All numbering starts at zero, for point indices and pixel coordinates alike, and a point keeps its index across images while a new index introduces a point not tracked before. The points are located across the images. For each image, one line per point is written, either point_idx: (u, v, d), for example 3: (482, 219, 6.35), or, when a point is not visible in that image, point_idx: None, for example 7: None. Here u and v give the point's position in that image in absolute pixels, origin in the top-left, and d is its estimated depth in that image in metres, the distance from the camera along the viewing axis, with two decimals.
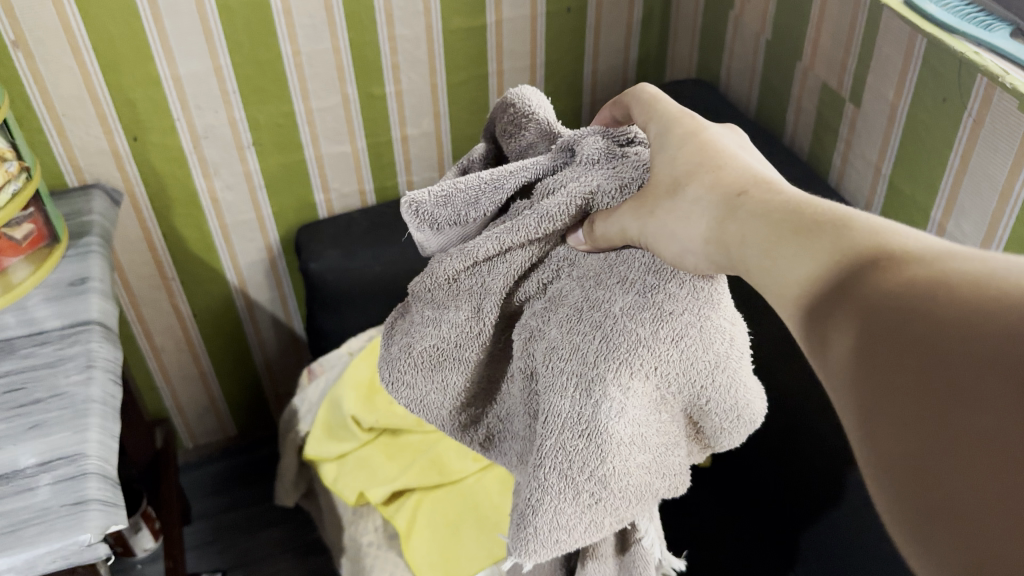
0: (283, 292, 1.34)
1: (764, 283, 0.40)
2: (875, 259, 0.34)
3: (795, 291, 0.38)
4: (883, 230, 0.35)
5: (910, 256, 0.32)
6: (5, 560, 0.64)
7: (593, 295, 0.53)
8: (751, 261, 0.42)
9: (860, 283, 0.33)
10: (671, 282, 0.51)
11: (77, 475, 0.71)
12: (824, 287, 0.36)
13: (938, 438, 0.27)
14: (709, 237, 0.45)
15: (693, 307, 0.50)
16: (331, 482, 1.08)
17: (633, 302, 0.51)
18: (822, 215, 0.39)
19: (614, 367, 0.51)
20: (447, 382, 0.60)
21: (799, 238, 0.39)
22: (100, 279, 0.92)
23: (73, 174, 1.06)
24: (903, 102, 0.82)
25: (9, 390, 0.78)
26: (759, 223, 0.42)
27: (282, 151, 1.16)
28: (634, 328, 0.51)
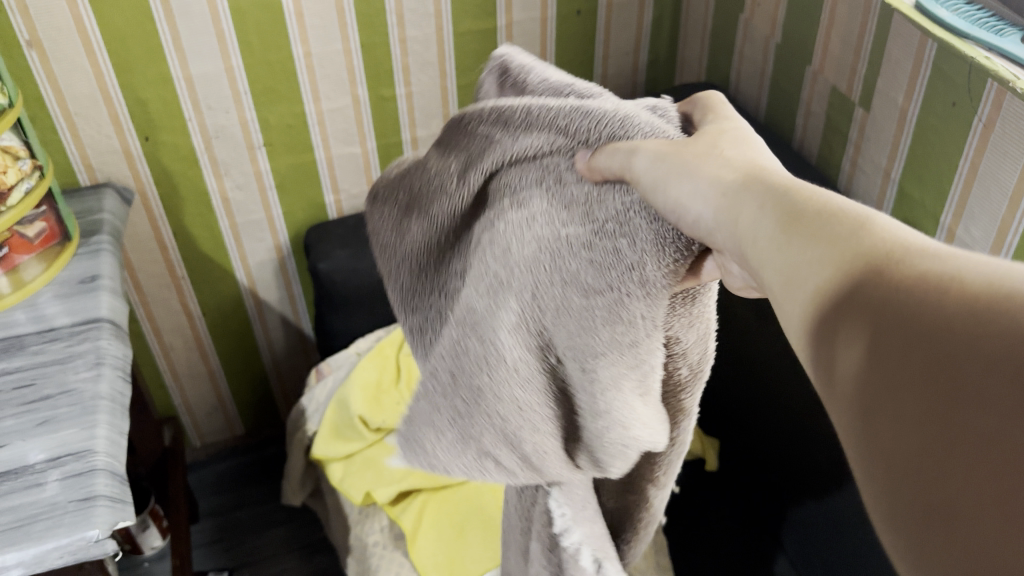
0: (292, 292, 1.35)
1: (772, 261, 0.38)
2: (889, 252, 0.32)
3: (808, 275, 0.35)
4: (904, 231, 0.33)
5: (930, 257, 0.31)
6: (14, 555, 0.64)
7: (557, 212, 0.51)
8: (758, 240, 0.39)
9: (875, 277, 0.32)
10: (630, 236, 0.49)
11: (86, 471, 0.71)
12: (839, 276, 0.33)
13: (938, 443, 0.27)
14: (727, 189, 0.42)
15: (627, 275, 0.49)
16: (337, 482, 1.09)
17: (584, 234, 0.50)
18: (842, 208, 0.36)
19: (524, 288, 0.52)
20: (409, 235, 0.56)
21: (815, 225, 0.36)
22: (110, 277, 0.93)
23: (85, 173, 1.07)
24: (913, 106, 0.82)
25: (19, 386, 0.79)
26: (775, 205, 0.39)
27: (292, 152, 1.17)
28: (565, 261, 0.51)
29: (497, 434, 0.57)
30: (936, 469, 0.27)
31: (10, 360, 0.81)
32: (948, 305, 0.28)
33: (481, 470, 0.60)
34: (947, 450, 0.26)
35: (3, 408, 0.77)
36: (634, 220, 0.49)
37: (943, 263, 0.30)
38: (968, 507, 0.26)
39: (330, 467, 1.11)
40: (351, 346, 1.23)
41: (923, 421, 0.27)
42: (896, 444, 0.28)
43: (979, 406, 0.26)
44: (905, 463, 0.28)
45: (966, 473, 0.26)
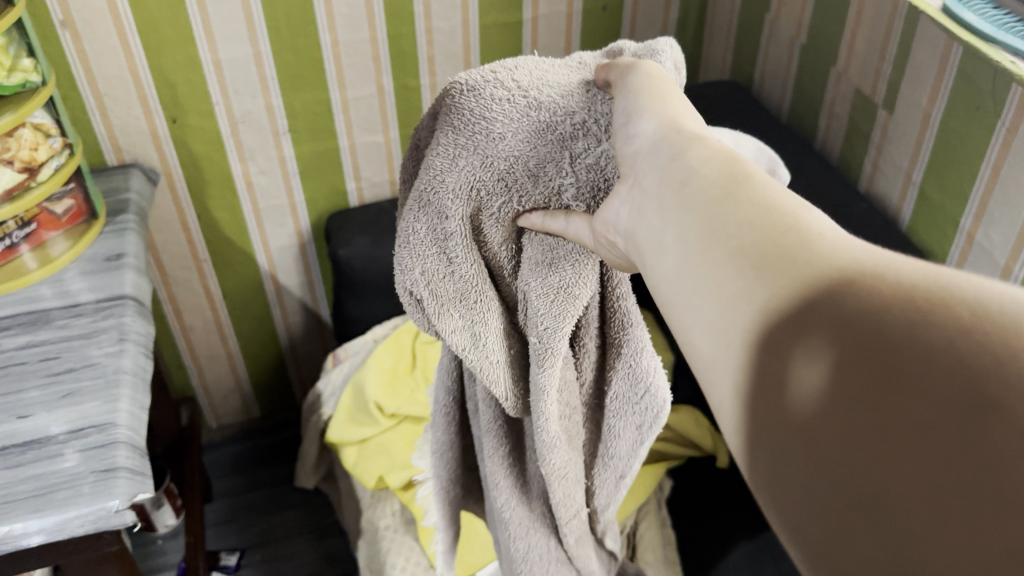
0: (312, 278, 1.36)
1: (701, 219, 0.37)
2: (829, 252, 0.32)
3: (731, 228, 0.36)
4: (841, 237, 0.34)
5: (874, 265, 0.31)
6: (37, 522, 0.66)
7: (513, 71, 0.51)
8: (691, 203, 0.39)
9: (833, 279, 0.31)
10: (519, 115, 0.50)
11: (107, 444, 0.73)
12: (783, 262, 0.33)
13: (858, 456, 0.27)
14: (669, 129, 0.44)
15: (481, 131, 0.50)
16: (351, 466, 1.10)
17: (499, 87, 0.50)
18: (770, 195, 0.36)
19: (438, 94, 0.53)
20: None
21: (756, 204, 0.36)
22: (135, 255, 0.94)
23: (112, 153, 1.09)
24: (937, 109, 0.82)
25: (44, 358, 0.80)
26: (717, 171, 0.39)
27: (316, 138, 1.18)
28: (458, 93, 0.50)
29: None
30: (847, 478, 0.27)
31: (36, 333, 0.83)
32: (894, 315, 0.28)
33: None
34: (867, 464, 0.27)
35: (27, 379, 0.78)
36: (539, 110, 0.50)
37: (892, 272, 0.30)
38: (877, 522, 0.26)
39: (344, 451, 1.12)
40: (368, 333, 1.25)
41: (846, 426, 0.28)
42: (815, 440, 0.29)
43: (912, 428, 0.26)
44: (831, 471, 0.28)
45: (900, 504, 0.26)
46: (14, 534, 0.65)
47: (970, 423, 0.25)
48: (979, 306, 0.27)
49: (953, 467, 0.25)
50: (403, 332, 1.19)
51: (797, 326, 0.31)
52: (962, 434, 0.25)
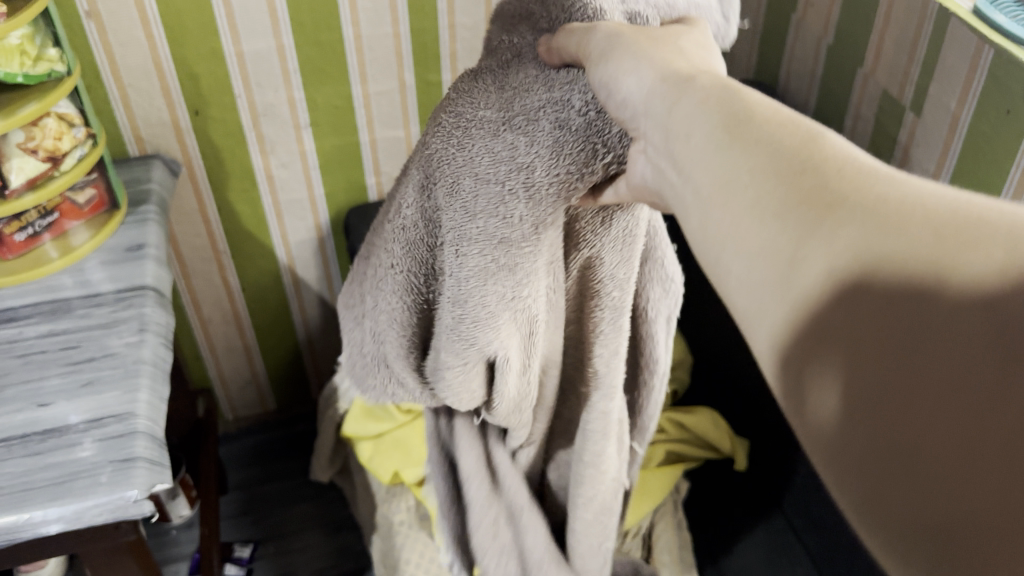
0: (330, 272, 1.36)
1: (716, 170, 0.36)
2: (843, 174, 0.32)
3: (744, 180, 0.34)
4: (852, 151, 0.33)
5: (884, 181, 0.31)
6: (56, 510, 0.66)
7: (492, 105, 0.52)
8: (698, 140, 0.38)
9: (853, 195, 0.31)
10: (528, 140, 0.50)
11: (126, 433, 0.73)
12: (802, 186, 0.32)
13: (897, 398, 0.27)
14: (663, 76, 0.41)
15: (514, 184, 0.51)
16: (366, 460, 1.10)
17: (496, 134, 0.51)
18: (777, 126, 0.35)
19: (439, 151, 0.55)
20: None
21: (763, 126, 0.35)
22: (156, 246, 0.94)
23: (134, 144, 1.09)
24: (966, 111, 0.81)
25: (65, 347, 0.81)
26: (718, 105, 0.38)
27: (337, 132, 1.18)
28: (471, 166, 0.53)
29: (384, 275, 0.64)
30: (880, 425, 0.27)
31: (57, 322, 0.83)
32: (902, 245, 0.28)
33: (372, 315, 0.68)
34: (908, 405, 0.27)
35: (48, 368, 0.79)
36: (541, 117, 0.49)
37: (904, 187, 0.30)
38: (911, 469, 0.26)
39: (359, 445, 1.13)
40: None
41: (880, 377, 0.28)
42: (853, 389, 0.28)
43: (947, 375, 0.26)
44: (863, 420, 0.28)
45: (933, 450, 0.26)
46: (33, 521, 0.66)
47: (1002, 345, 0.25)
48: (1008, 245, 0.27)
49: (990, 415, 0.25)
50: None
51: (828, 276, 0.30)
52: (1001, 372, 0.25)
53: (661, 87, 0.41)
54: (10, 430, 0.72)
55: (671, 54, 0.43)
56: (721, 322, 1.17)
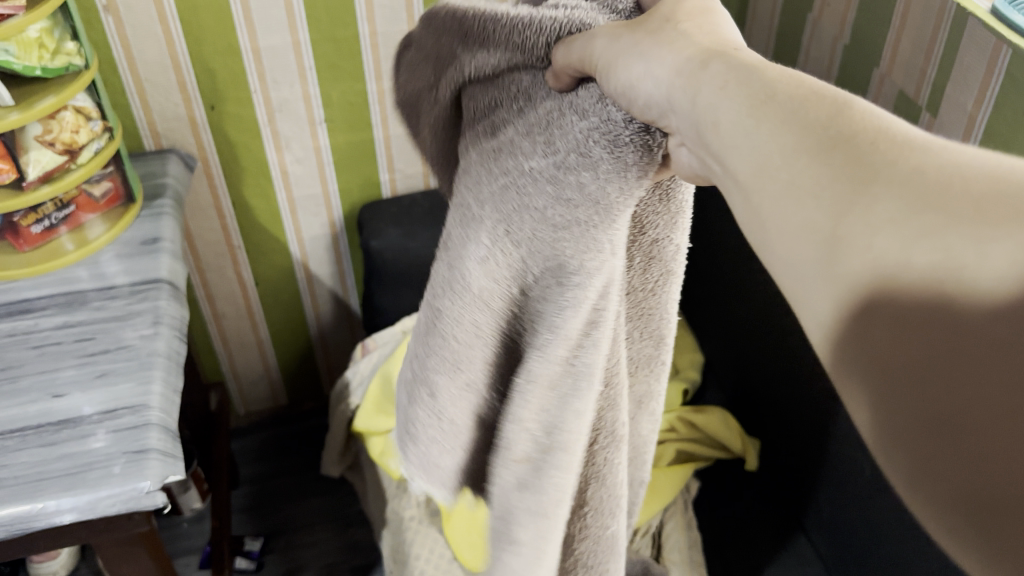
0: (343, 268, 1.37)
1: (748, 154, 0.35)
2: (876, 145, 0.31)
3: (774, 161, 0.33)
4: (883, 117, 0.32)
5: (919, 149, 0.30)
6: (70, 500, 0.67)
7: (523, 146, 0.49)
8: (723, 118, 0.36)
9: (890, 165, 0.30)
10: (585, 171, 0.47)
11: (140, 425, 0.73)
12: (833, 160, 0.31)
13: (943, 367, 0.27)
14: (681, 69, 0.40)
15: (590, 212, 0.48)
16: (377, 456, 1.11)
17: (547, 170, 0.48)
18: (805, 96, 0.34)
19: (495, 215, 0.51)
20: (427, 138, 0.60)
21: (790, 102, 0.34)
22: (171, 240, 0.95)
23: (150, 138, 1.10)
24: (983, 111, 0.80)
25: (79, 339, 0.81)
26: (738, 85, 0.36)
27: (352, 128, 1.18)
28: (536, 210, 0.49)
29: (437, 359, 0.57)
30: (923, 404, 0.27)
31: (72, 314, 0.84)
32: (940, 217, 0.28)
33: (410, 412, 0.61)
34: (951, 379, 0.27)
35: (63, 359, 0.79)
36: (590, 142, 0.46)
37: (942, 157, 0.29)
38: (956, 447, 0.26)
39: (371, 440, 1.14)
40: (396, 324, 1.25)
41: (928, 352, 0.27)
42: (896, 360, 0.28)
43: (986, 351, 0.26)
44: (905, 398, 0.28)
45: (978, 426, 0.26)
46: (46, 511, 0.66)
47: None
48: None
49: None
50: None
51: (869, 254, 0.29)
52: None
53: (677, 81, 0.40)
54: (24, 421, 0.73)
55: (684, 36, 0.42)
56: (736, 322, 1.17)
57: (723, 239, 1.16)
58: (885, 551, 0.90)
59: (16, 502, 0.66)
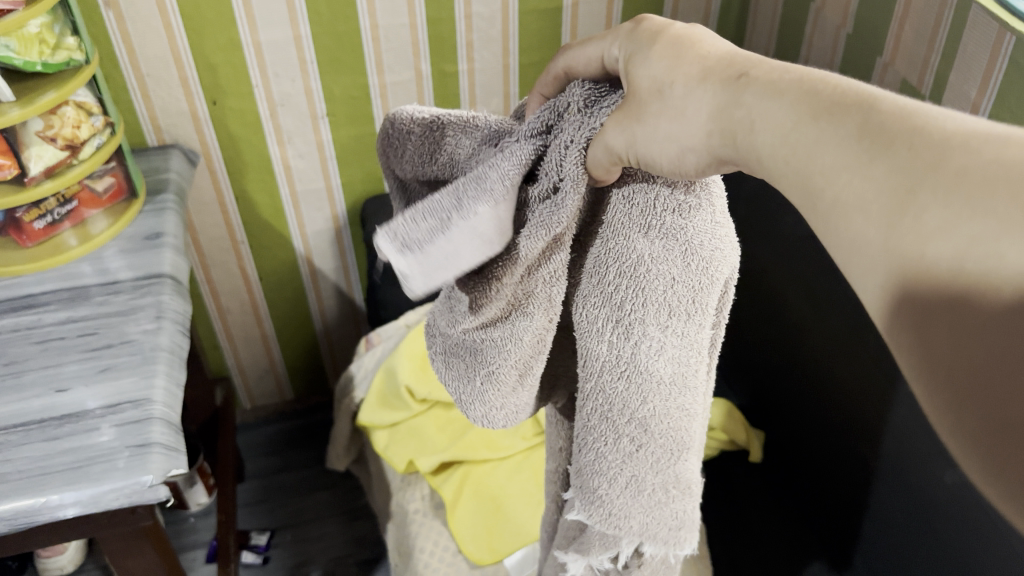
0: (347, 263, 1.37)
1: (794, 183, 0.35)
2: (914, 149, 0.30)
3: (818, 180, 0.33)
4: (912, 110, 0.31)
5: (956, 146, 0.29)
6: (72, 494, 0.67)
7: (617, 245, 0.45)
8: (763, 149, 0.36)
9: (930, 171, 0.29)
10: (694, 214, 0.45)
11: (143, 419, 0.73)
12: (873, 172, 0.31)
13: (1005, 359, 0.26)
14: (711, 129, 0.38)
15: (712, 234, 0.46)
16: (381, 449, 1.12)
17: (662, 246, 0.45)
18: (832, 100, 0.34)
19: (657, 308, 0.46)
20: (530, 380, 0.52)
21: (820, 122, 0.33)
22: (173, 235, 0.95)
23: (153, 134, 1.10)
24: (987, 99, 0.80)
25: (83, 334, 0.81)
26: (768, 127, 0.35)
27: (353, 123, 1.18)
28: (679, 275, 0.46)
29: (665, 454, 0.53)
30: (997, 401, 0.26)
31: (75, 310, 0.84)
32: (990, 224, 0.27)
33: (661, 513, 0.56)
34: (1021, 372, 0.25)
35: (66, 354, 0.79)
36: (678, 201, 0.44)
37: (982, 155, 0.28)
38: None
39: (375, 434, 1.14)
40: (400, 318, 1.25)
41: (991, 343, 0.26)
42: (960, 360, 0.27)
43: None
44: (978, 396, 0.27)
45: None
46: (49, 505, 0.67)
47: None
48: None
49: None
50: None
51: (922, 257, 0.29)
52: None
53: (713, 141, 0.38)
54: (27, 415, 0.73)
55: (697, 44, 0.41)
56: (749, 311, 1.17)
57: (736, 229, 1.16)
58: (890, 541, 0.90)
59: (20, 497, 0.66)
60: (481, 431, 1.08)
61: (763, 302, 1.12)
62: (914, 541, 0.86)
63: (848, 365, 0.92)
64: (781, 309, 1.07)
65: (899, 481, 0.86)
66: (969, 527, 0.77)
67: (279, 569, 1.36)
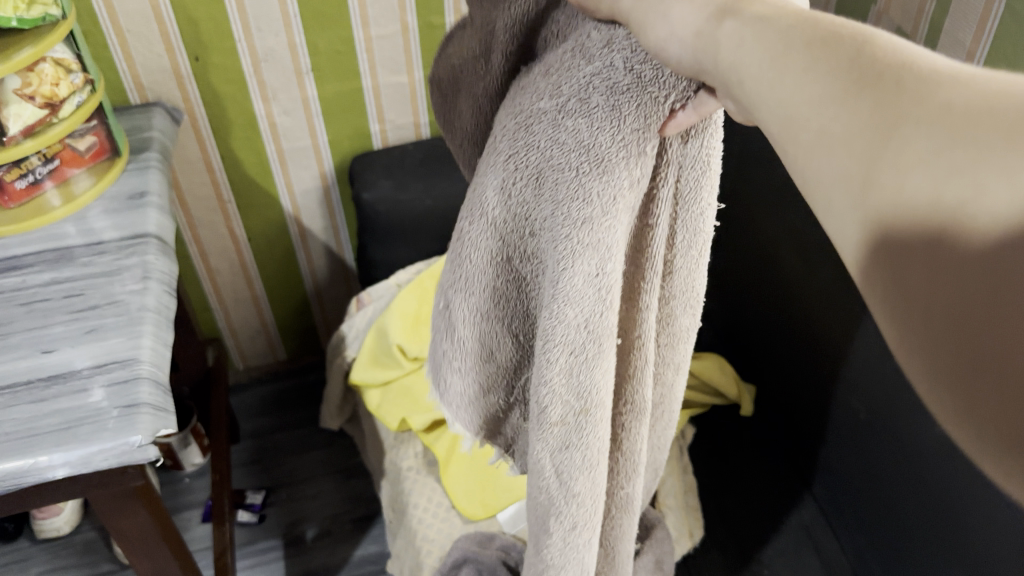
0: (336, 222, 1.35)
1: (772, 112, 0.34)
2: (902, 82, 0.29)
3: (801, 111, 0.33)
4: (906, 51, 0.31)
5: (946, 83, 0.28)
6: (61, 455, 0.67)
7: (533, 79, 0.47)
8: (746, 73, 0.36)
9: (915, 105, 0.29)
10: (580, 112, 0.44)
11: (130, 379, 0.73)
12: (859, 106, 0.30)
13: (979, 309, 0.26)
14: (699, 28, 0.38)
15: (584, 149, 0.44)
16: (375, 408, 1.14)
17: (550, 107, 0.45)
18: (839, 26, 0.33)
19: (500, 155, 0.48)
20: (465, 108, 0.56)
21: (811, 50, 0.33)
22: (158, 193, 0.93)
23: (136, 91, 1.08)
24: (982, 47, 0.79)
25: (68, 296, 0.81)
26: (756, 39, 0.35)
27: (339, 79, 1.16)
28: (533, 145, 0.46)
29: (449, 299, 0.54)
30: (966, 346, 0.26)
31: (59, 271, 0.83)
32: (965, 152, 0.26)
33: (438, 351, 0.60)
34: (993, 320, 0.25)
35: (52, 316, 0.79)
36: (591, 86, 0.43)
37: (962, 88, 0.28)
38: (1009, 388, 0.25)
39: (368, 391, 1.16)
40: (391, 277, 1.25)
41: (964, 287, 0.26)
42: (934, 301, 0.27)
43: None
44: (953, 342, 0.26)
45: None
46: (39, 466, 0.66)
47: None
48: None
49: None
50: (426, 276, 1.14)
51: (897, 193, 0.28)
52: None
53: (699, 42, 0.38)
54: (14, 376, 0.73)
55: None
56: (742, 265, 1.15)
57: (728, 184, 1.15)
58: (880, 494, 0.90)
59: (8, 458, 0.66)
60: None
61: (754, 257, 1.11)
62: (903, 492, 0.86)
63: (840, 319, 0.91)
64: (774, 262, 1.06)
65: (891, 437, 0.86)
66: (957, 480, 0.77)
67: (275, 527, 1.36)
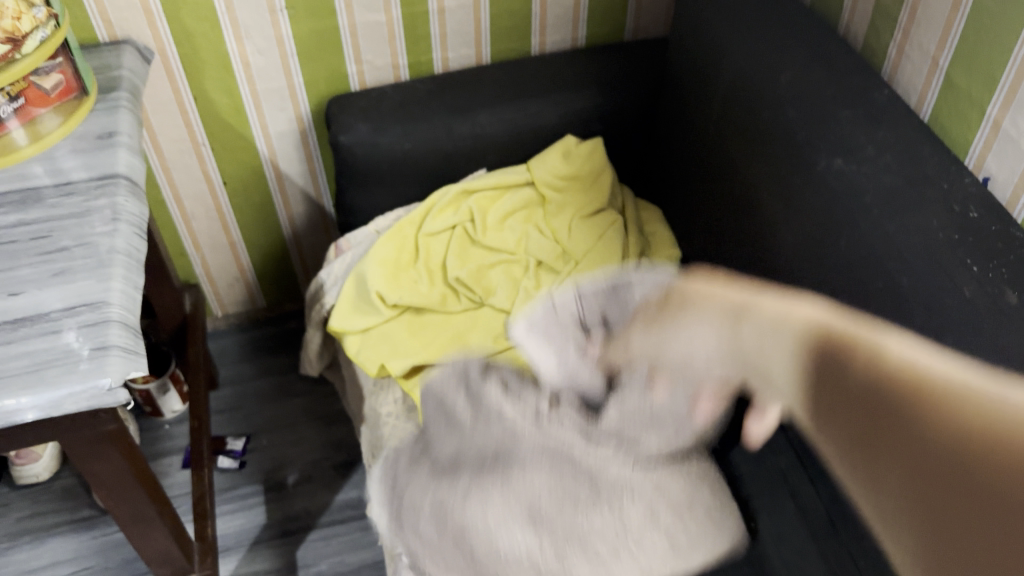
0: (313, 166, 1.33)
1: (804, 407, 0.44)
2: (889, 386, 0.38)
3: (830, 446, 0.42)
4: (885, 355, 0.40)
5: (921, 373, 0.38)
6: (29, 398, 0.66)
7: None
8: (778, 399, 0.46)
9: (905, 400, 0.38)
10: None
11: (100, 322, 0.72)
12: (847, 435, 0.40)
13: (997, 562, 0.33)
14: (729, 342, 0.49)
15: None
16: (354, 354, 1.12)
17: None
18: (837, 326, 0.43)
19: None
20: None
21: (816, 400, 0.43)
22: (128, 134, 0.91)
23: (104, 29, 1.05)
24: None
25: (35, 237, 0.79)
26: (779, 336, 0.46)
27: (315, 17, 1.13)
28: None
29: None
30: None
31: (26, 213, 0.81)
32: (947, 446, 0.35)
33: None
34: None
35: (19, 257, 0.77)
36: None
37: (938, 385, 0.37)
38: None
39: (347, 340, 1.14)
40: (370, 224, 1.23)
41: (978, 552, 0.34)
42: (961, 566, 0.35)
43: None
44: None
45: None
46: (8, 409, 0.65)
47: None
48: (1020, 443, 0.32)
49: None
50: (404, 224, 1.17)
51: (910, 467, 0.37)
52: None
53: (736, 350, 0.49)
54: None
55: (712, 290, 0.51)
56: None
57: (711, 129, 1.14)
58: None
59: None
60: (456, 330, 1.10)
61: None
62: None
63: (820, 269, 0.89)
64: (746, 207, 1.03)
65: None
66: None
67: (255, 472, 1.36)
